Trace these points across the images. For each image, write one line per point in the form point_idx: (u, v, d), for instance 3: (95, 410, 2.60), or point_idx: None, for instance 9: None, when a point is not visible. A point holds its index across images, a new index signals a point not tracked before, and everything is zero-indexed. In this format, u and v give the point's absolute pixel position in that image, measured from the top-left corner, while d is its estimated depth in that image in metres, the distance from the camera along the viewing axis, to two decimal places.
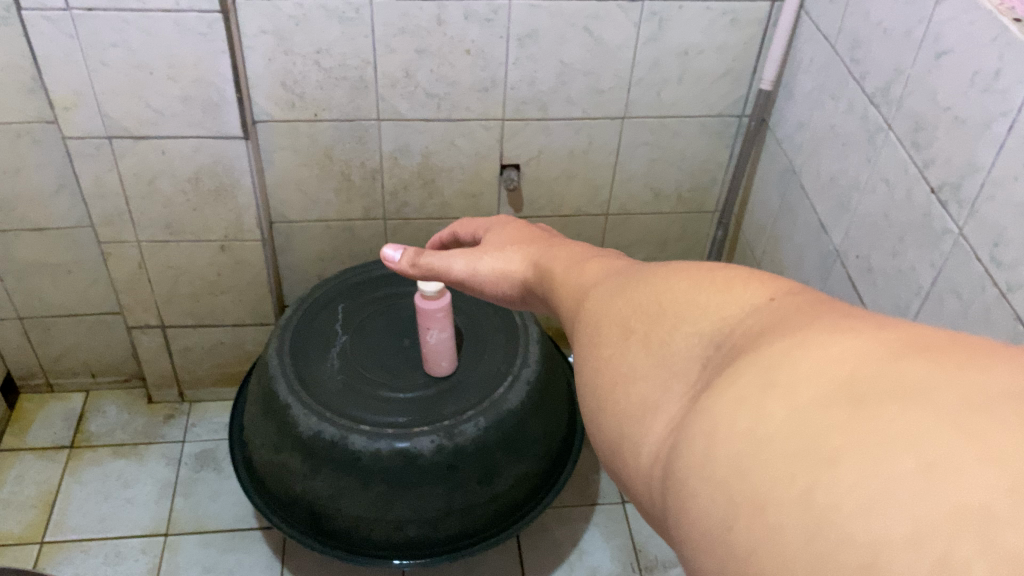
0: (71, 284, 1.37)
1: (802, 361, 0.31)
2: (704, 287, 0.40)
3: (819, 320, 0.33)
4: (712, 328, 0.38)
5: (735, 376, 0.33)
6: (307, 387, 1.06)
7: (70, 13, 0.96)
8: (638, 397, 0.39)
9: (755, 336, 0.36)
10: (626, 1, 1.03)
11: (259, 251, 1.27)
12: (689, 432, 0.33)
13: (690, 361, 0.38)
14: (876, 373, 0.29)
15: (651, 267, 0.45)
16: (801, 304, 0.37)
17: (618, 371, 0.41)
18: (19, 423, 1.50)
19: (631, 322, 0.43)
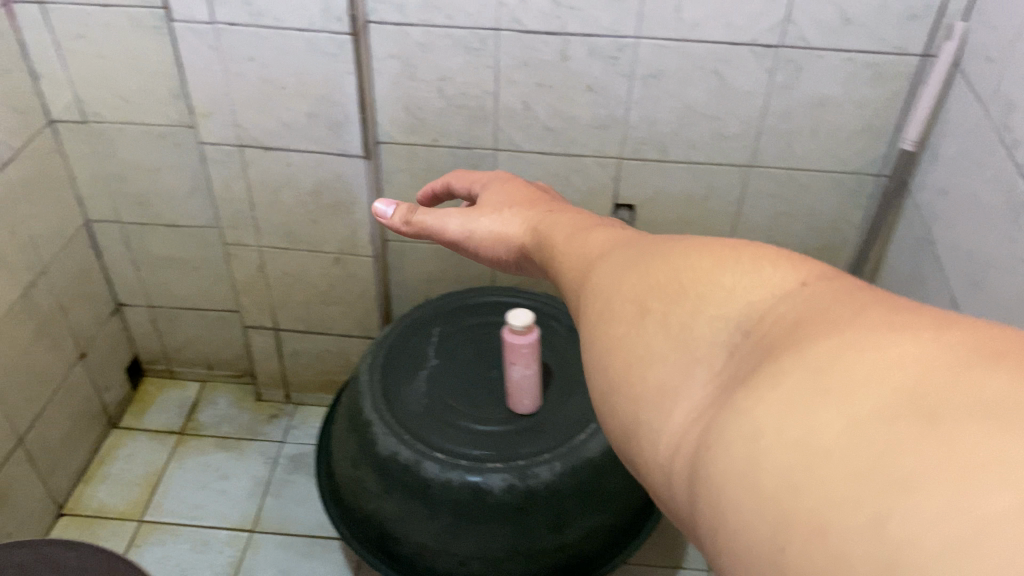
0: (197, 279, 1.32)
1: (861, 365, 0.27)
2: (728, 271, 0.36)
3: (873, 315, 0.29)
4: (737, 312, 0.34)
5: (780, 379, 0.29)
6: (391, 406, 1.01)
7: (214, 27, 0.99)
8: (654, 381, 0.35)
9: (794, 327, 0.31)
10: (760, 47, 0.99)
11: (370, 268, 1.23)
12: (722, 437, 0.29)
13: (713, 349, 0.34)
14: (943, 382, 0.25)
15: (665, 244, 0.41)
16: (840, 292, 0.32)
17: (631, 352, 0.37)
18: (137, 405, 1.43)
19: (646, 299, 0.38)
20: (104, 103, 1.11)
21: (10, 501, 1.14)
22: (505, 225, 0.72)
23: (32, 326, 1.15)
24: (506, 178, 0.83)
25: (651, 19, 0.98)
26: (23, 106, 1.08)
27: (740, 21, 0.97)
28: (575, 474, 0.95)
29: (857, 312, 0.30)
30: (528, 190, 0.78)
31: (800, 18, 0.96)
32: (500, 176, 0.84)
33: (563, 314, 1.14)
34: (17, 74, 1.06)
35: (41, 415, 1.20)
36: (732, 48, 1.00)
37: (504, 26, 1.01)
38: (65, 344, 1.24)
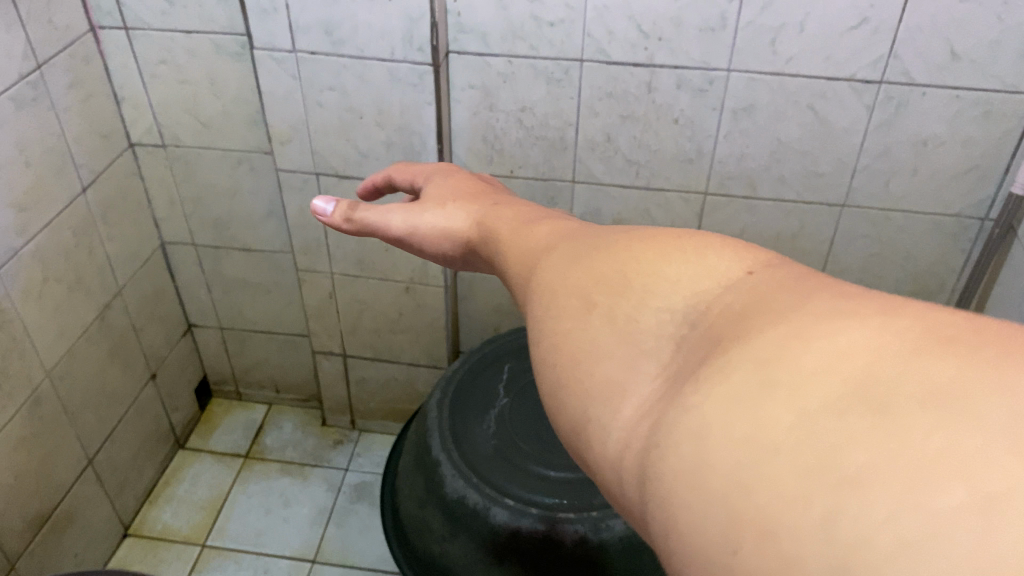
0: (268, 303, 1.31)
1: (807, 352, 0.22)
2: (671, 257, 0.30)
3: (821, 300, 0.24)
4: (683, 303, 0.28)
5: (721, 369, 0.23)
6: (459, 447, 0.98)
7: (295, 55, 0.98)
8: (596, 382, 0.28)
9: (740, 315, 0.26)
10: (860, 82, 0.94)
11: (441, 297, 1.20)
12: (662, 442, 0.23)
13: (658, 343, 0.28)
14: (897, 368, 0.20)
15: (612, 232, 0.34)
16: (795, 279, 0.27)
17: (571, 349, 0.30)
18: (204, 425, 1.43)
19: (589, 291, 0.31)
20: (184, 127, 1.12)
21: (78, 521, 1.14)
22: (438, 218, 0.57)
23: (106, 347, 1.16)
24: (447, 171, 0.68)
25: (743, 52, 0.94)
26: (106, 129, 1.09)
27: (840, 54, 0.92)
28: None
29: (806, 301, 0.25)
30: (470, 181, 0.63)
31: (904, 53, 0.91)
32: (440, 166, 0.69)
33: None
34: (101, 98, 1.07)
35: (112, 435, 1.20)
36: (830, 82, 0.95)
37: (589, 56, 0.97)
38: (136, 364, 1.24)
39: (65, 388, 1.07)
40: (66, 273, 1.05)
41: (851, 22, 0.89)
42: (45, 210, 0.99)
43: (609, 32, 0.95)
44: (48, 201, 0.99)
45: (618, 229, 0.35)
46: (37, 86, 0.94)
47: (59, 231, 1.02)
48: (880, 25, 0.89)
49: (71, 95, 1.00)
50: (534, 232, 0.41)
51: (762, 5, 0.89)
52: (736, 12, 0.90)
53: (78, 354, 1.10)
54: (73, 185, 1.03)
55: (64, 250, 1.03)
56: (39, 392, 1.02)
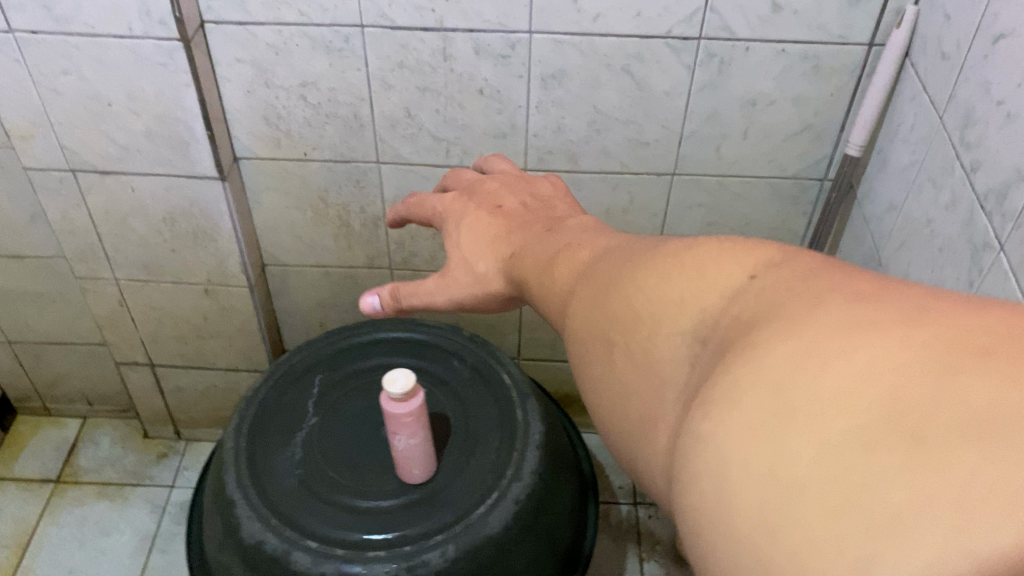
0: (57, 314, 1.16)
1: (824, 378, 0.24)
2: (678, 277, 0.33)
3: (833, 310, 0.26)
4: (689, 323, 0.32)
5: (735, 394, 0.25)
6: (258, 483, 0.86)
7: (12, 35, 0.80)
8: (632, 412, 0.33)
9: (748, 326, 0.28)
10: (676, 40, 0.83)
11: (246, 298, 1.07)
12: (684, 472, 0.26)
13: (675, 368, 0.31)
14: (922, 392, 0.22)
15: (625, 264, 0.38)
16: (795, 282, 0.29)
17: (610, 382, 0.35)
18: (7, 450, 1.27)
19: (612, 334, 0.36)
20: None
21: None
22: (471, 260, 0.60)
23: None
24: (443, 208, 0.67)
25: (544, 12, 0.81)
26: None
27: (651, 10, 0.81)
28: (473, 557, 0.81)
29: (818, 306, 0.27)
30: (476, 214, 0.63)
31: (721, 5, 0.80)
32: (443, 201, 0.67)
33: (466, 352, 0.98)
34: None
35: None
36: (644, 41, 0.84)
37: (370, 22, 0.83)
38: None
39: None
40: None
41: None
42: None
43: None
44: None
45: (639, 252, 0.39)
46: None
47: None
48: None
49: None
50: (574, 265, 0.46)
51: None
52: None
53: None
54: None
55: None
56: None
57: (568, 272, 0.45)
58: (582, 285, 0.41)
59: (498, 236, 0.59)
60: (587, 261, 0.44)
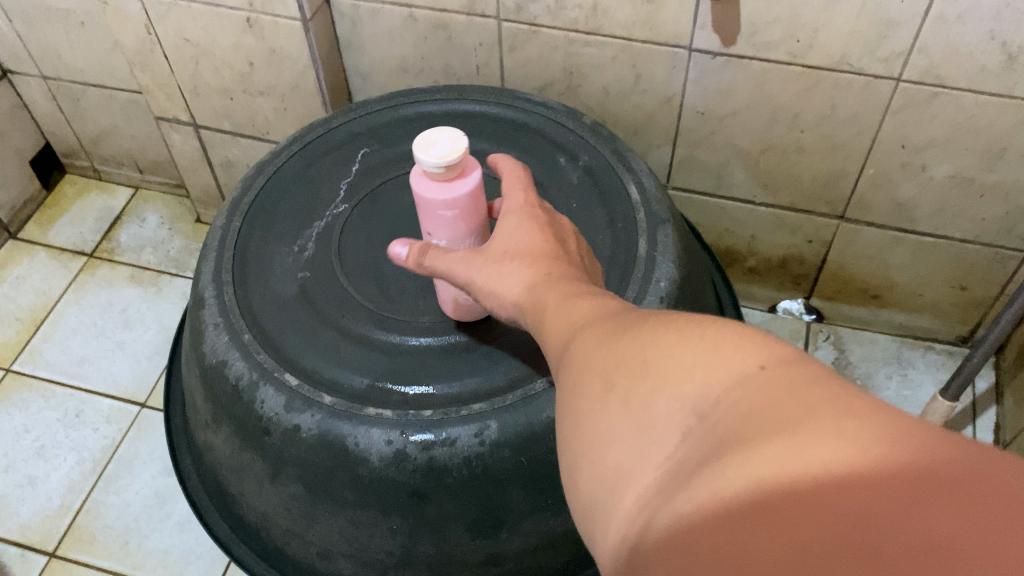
0: (88, 43, 0.91)
1: (807, 499, 0.20)
2: (698, 337, 0.25)
3: (846, 419, 0.21)
4: (694, 386, 0.24)
5: (709, 484, 0.22)
6: (243, 281, 0.59)
7: None
8: (605, 467, 0.25)
9: (743, 420, 0.22)
10: None
11: (300, 40, 0.77)
12: (644, 573, 0.23)
13: (665, 431, 0.24)
14: (933, 545, 0.18)
15: (661, 310, 0.28)
16: (820, 384, 0.22)
17: (586, 427, 0.27)
18: (47, 210, 1.09)
19: (614, 374, 0.27)
20: None
21: None
22: (498, 280, 0.40)
23: None
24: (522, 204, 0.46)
25: None
26: None
27: None
28: (525, 447, 0.51)
29: (835, 409, 0.21)
30: (547, 224, 0.43)
31: None
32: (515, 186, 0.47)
33: (579, 148, 0.65)
34: None
35: None
36: None
37: None
38: None
39: None
40: None
41: None
42: None
43: None
44: None
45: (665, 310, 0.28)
46: None
47: None
48: None
49: None
50: (584, 309, 0.32)
51: None
52: None
53: None
54: None
55: None
56: None
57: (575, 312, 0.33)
58: (602, 317, 0.30)
59: (551, 261, 0.39)
60: (596, 324, 0.30)
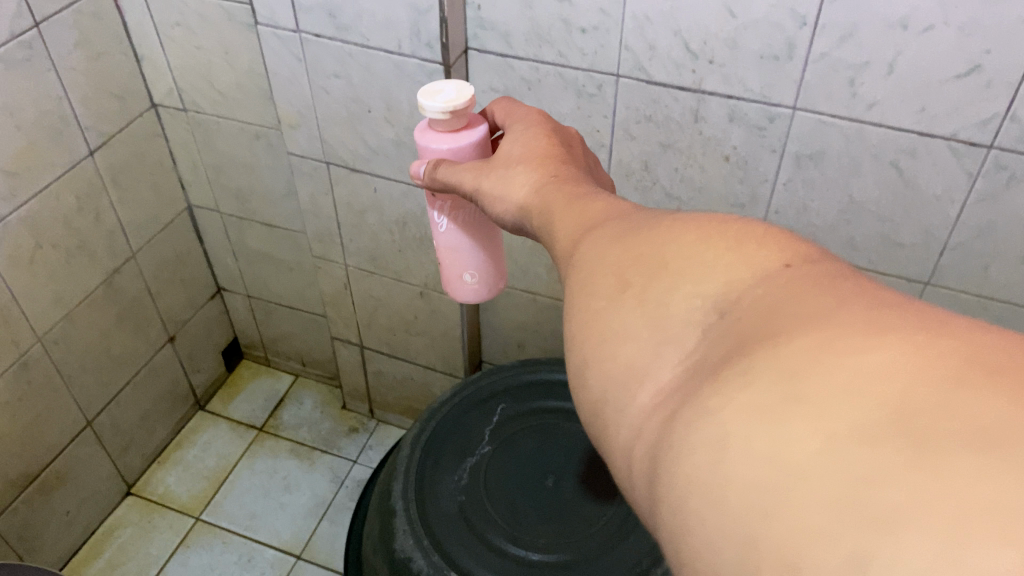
0: (291, 280, 1.27)
1: (836, 373, 0.27)
2: (711, 246, 0.36)
3: (858, 319, 0.29)
4: (715, 290, 0.34)
5: (749, 368, 0.29)
6: (421, 499, 0.89)
7: (299, 36, 0.89)
8: (626, 365, 0.35)
9: (766, 314, 0.31)
10: (961, 144, 0.74)
11: (456, 309, 1.10)
12: (687, 436, 0.29)
13: (685, 327, 0.34)
14: (932, 400, 0.25)
15: (656, 219, 0.40)
16: (818, 283, 0.32)
17: (607, 327, 0.37)
18: (228, 389, 1.43)
19: (629, 272, 0.38)
20: (202, 94, 1.07)
21: (73, 479, 1.15)
22: (510, 182, 0.56)
23: (113, 311, 1.15)
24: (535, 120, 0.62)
25: (815, 89, 0.76)
26: (122, 89, 1.06)
27: (939, 107, 0.73)
28: None
29: (840, 307, 0.30)
30: (549, 138, 0.59)
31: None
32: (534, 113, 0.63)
33: None
34: (117, 55, 1.04)
35: (116, 397, 1.20)
36: (922, 139, 0.75)
37: (625, 73, 0.83)
38: (150, 330, 1.23)
39: (60, 351, 1.07)
40: (65, 238, 1.04)
41: (958, 69, 0.70)
42: (38, 176, 0.97)
43: (651, 47, 0.80)
44: (44, 168, 0.97)
45: (659, 215, 0.41)
46: (32, 46, 0.91)
47: (57, 197, 1.00)
48: (996, 77, 0.69)
49: (77, 55, 0.97)
50: (589, 214, 0.46)
51: (841, 35, 0.71)
52: (807, 41, 0.73)
53: (77, 318, 1.09)
54: (75, 148, 1.01)
55: (63, 216, 1.02)
56: (28, 356, 1.02)
57: (580, 215, 0.47)
58: (603, 228, 0.43)
59: (549, 164, 0.56)
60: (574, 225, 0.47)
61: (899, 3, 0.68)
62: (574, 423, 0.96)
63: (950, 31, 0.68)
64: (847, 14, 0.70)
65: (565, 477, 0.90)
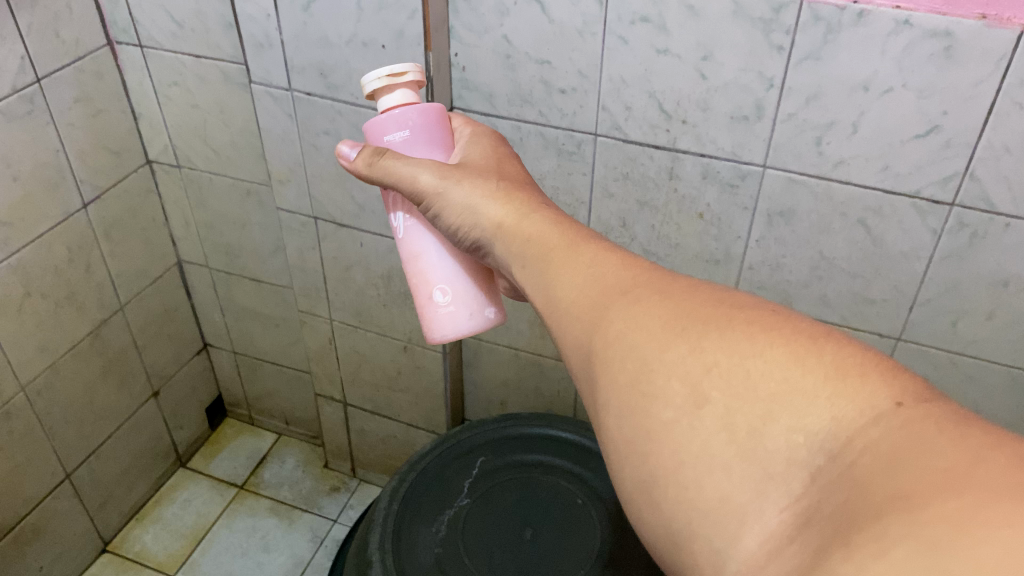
0: (277, 336, 1.29)
1: (979, 546, 0.25)
2: (804, 371, 0.35)
3: (997, 479, 0.28)
4: (821, 426, 0.33)
5: (880, 533, 0.28)
6: (398, 551, 0.88)
7: (291, 94, 0.92)
8: (719, 496, 0.34)
9: (889, 464, 0.30)
10: (924, 203, 0.77)
11: (440, 364, 1.11)
12: None
13: (789, 468, 0.33)
14: None
15: (714, 301, 0.40)
16: (943, 429, 0.31)
17: (683, 448, 0.35)
18: (210, 446, 1.42)
19: (705, 384, 0.36)
20: (196, 152, 1.10)
21: (47, 535, 1.13)
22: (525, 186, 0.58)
23: (98, 364, 1.16)
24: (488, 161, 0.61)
25: (784, 149, 0.79)
26: (119, 146, 1.09)
27: (903, 166, 0.76)
28: None
29: (975, 467, 0.29)
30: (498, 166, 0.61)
31: (984, 174, 0.73)
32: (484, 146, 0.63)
33: None
34: (116, 113, 1.07)
35: (97, 451, 1.19)
36: (887, 197, 0.78)
37: (603, 132, 0.86)
38: (135, 384, 1.23)
39: (43, 403, 1.07)
40: (55, 289, 1.05)
41: (917, 130, 0.73)
42: (31, 227, 0.99)
43: (627, 108, 0.83)
44: (37, 218, 1.00)
45: (717, 306, 0.40)
46: (34, 100, 0.94)
47: (48, 247, 1.02)
48: (954, 137, 0.72)
49: (76, 110, 1.01)
50: (606, 274, 0.45)
51: (806, 98, 0.75)
52: (775, 103, 0.77)
53: (62, 369, 1.09)
54: (70, 201, 1.04)
55: (54, 267, 1.04)
56: (10, 405, 1.03)
57: (592, 268, 0.46)
58: (649, 296, 0.42)
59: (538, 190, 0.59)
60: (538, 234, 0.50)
61: (861, 68, 0.72)
62: (554, 476, 0.97)
63: (908, 94, 0.71)
64: (811, 78, 0.74)
65: (543, 530, 0.90)
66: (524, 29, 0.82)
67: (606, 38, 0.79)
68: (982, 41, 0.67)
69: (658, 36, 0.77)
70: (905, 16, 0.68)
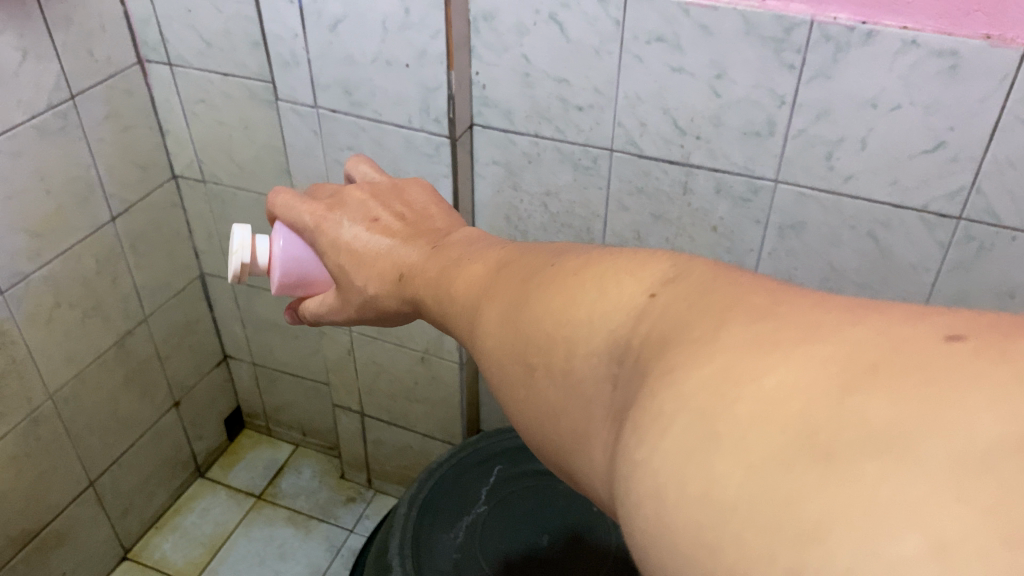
0: (296, 347, 1.31)
1: (738, 404, 0.25)
2: (582, 297, 0.35)
3: (743, 330, 0.28)
4: (602, 343, 0.33)
5: (657, 413, 0.27)
6: (417, 555, 0.90)
7: (316, 111, 0.95)
8: (571, 430, 0.34)
9: (660, 346, 0.30)
10: (931, 215, 0.79)
11: (456, 374, 1.13)
12: (630, 496, 0.27)
13: (597, 386, 0.33)
14: (829, 413, 0.23)
15: (528, 270, 0.41)
16: (696, 300, 0.31)
17: (541, 408, 0.36)
18: (229, 457, 1.45)
19: (528, 353, 0.37)
20: (220, 167, 1.13)
21: (70, 541, 1.16)
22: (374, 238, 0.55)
23: (122, 374, 1.18)
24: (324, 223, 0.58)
25: (794, 164, 0.82)
26: (146, 160, 1.12)
27: (910, 180, 0.78)
28: None
29: (722, 328, 0.28)
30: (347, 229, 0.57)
31: (990, 187, 0.76)
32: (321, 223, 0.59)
33: None
34: (143, 128, 1.11)
35: (119, 460, 1.21)
36: (895, 211, 0.81)
37: (618, 147, 0.89)
38: (157, 394, 1.26)
39: (68, 411, 1.10)
40: (83, 299, 1.08)
41: (924, 145, 0.75)
42: (62, 239, 1.02)
43: (642, 124, 0.86)
44: (68, 230, 1.03)
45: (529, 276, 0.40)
46: (67, 116, 0.98)
47: (78, 259, 1.05)
48: (959, 152, 0.75)
49: (106, 126, 1.04)
50: (470, 280, 0.46)
51: (817, 114, 0.78)
52: (786, 119, 0.79)
53: (88, 379, 1.12)
54: (99, 215, 1.07)
55: (83, 277, 1.07)
56: (39, 412, 1.05)
57: (464, 281, 0.46)
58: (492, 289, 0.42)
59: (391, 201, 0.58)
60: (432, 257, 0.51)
61: (869, 84, 0.74)
62: None
63: (915, 110, 0.74)
64: (821, 94, 0.76)
65: (559, 535, 0.92)
66: (541, 48, 0.85)
67: (622, 56, 0.82)
68: (986, 60, 0.69)
69: (673, 54, 0.80)
70: (912, 35, 0.70)
